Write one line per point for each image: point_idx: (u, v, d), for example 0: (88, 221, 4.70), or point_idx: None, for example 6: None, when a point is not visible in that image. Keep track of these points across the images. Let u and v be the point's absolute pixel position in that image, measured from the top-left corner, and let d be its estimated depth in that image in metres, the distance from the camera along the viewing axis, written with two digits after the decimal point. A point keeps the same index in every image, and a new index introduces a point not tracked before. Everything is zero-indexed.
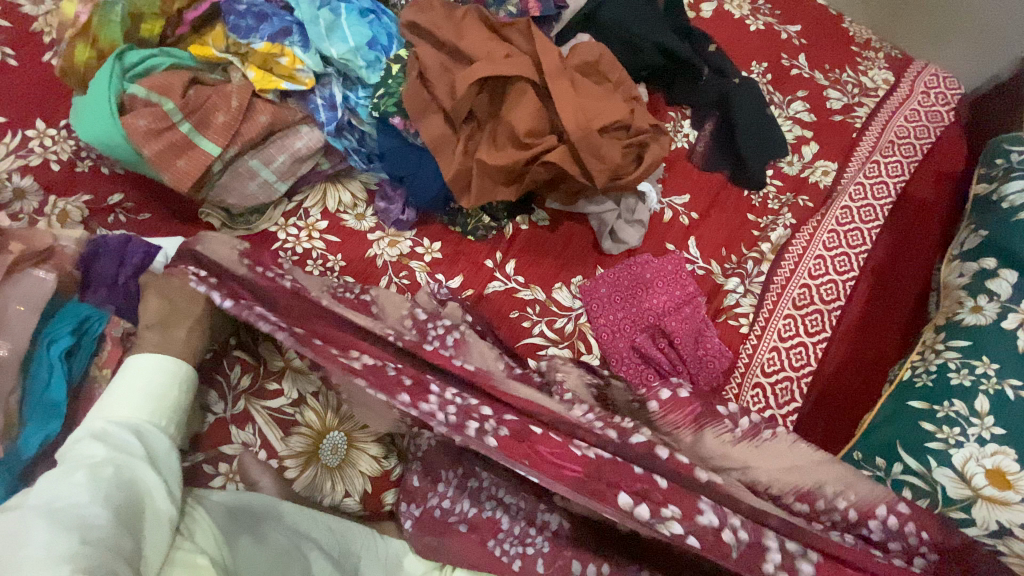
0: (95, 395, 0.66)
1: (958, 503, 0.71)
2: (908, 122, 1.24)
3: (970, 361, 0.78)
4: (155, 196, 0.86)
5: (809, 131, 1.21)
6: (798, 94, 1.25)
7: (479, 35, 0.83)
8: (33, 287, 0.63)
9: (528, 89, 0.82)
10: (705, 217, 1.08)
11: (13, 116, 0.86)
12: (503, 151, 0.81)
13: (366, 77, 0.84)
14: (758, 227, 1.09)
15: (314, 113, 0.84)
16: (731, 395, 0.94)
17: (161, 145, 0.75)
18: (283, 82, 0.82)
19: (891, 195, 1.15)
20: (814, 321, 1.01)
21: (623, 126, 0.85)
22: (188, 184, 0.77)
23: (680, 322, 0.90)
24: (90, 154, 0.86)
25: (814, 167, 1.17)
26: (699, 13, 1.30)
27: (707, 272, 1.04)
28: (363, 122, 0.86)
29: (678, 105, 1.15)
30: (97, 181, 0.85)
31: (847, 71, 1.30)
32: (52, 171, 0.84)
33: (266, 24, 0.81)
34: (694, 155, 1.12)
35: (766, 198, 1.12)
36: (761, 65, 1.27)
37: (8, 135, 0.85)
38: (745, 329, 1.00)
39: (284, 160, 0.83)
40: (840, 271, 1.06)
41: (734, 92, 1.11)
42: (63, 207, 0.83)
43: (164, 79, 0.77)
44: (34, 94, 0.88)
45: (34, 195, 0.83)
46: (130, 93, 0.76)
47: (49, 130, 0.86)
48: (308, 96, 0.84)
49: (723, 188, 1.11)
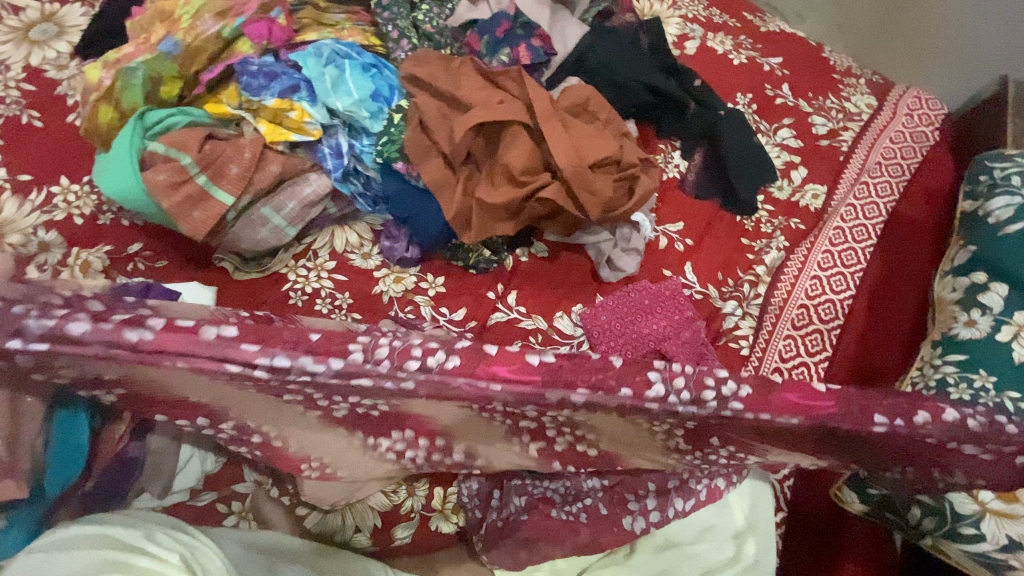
0: (116, 436, 0.70)
1: (968, 519, 0.72)
2: (893, 144, 1.29)
3: (968, 375, 0.79)
4: (171, 245, 0.91)
5: (797, 156, 1.25)
6: (784, 122, 1.30)
7: (474, 83, 0.89)
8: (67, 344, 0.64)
9: (522, 131, 0.86)
10: (700, 242, 1.11)
11: (39, 175, 0.92)
12: (501, 190, 0.85)
13: (369, 127, 0.89)
14: (753, 250, 1.12)
15: (321, 161, 0.89)
16: None
17: (179, 197, 0.80)
18: (292, 134, 0.87)
19: (882, 214, 1.18)
20: (813, 341, 1.04)
21: (614, 162, 0.89)
22: (203, 233, 0.81)
23: (680, 346, 0.92)
24: (111, 208, 0.91)
25: (804, 191, 1.20)
26: (683, 50, 1.36)
27: (704, 296, 1.06)
28: (368, 167, 0.91)
29: (667, 137, 1.20)
30: (117, 232, 0.90)
31: (830, 99, 1.35)
32: (75, 225, 0.89)
33: (275, 82, 0.87)
34: (685, 184, 1.16)
35: (758, 222, 1.15)
36: (746, 96, 1.32)
37: (34, 192, 0.91)
38: (745, 351, 1.02)
39: (294, 206, 0.88)
40: (836, 291, 1.08)
41: (720, 124, 1.16)
42: (85, 257, 0.87)
43: (181, 136, 0.82)
44: (58, 153, 0.94)
45: (58, 247, 0.87)
46: (150, 150, 0.81)
47: (72, 187, 0.92)
48: (316, 145, 0.89)
49: (716, 215, 1.14)
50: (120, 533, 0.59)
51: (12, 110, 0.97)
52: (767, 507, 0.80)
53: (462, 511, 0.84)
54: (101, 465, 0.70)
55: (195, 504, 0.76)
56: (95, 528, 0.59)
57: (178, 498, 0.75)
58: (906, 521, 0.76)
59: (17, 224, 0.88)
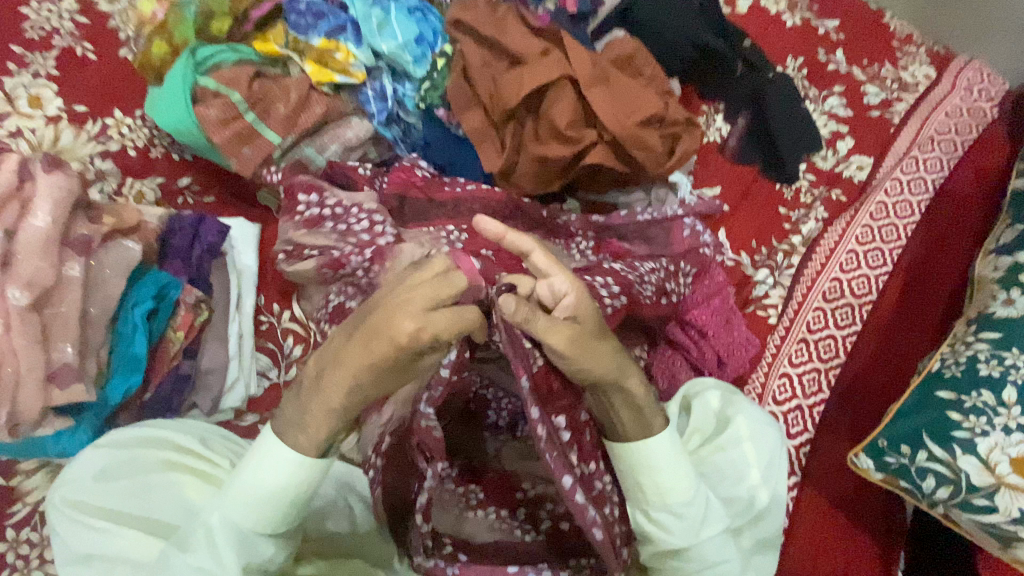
0: (170, 354, 0.73)
1: (981, 490, 0.73)
2: (947, 119, 1.23)
3: (1000, 352, 0.79)
4: (220, 181, 0.95)
5: (845, 126, 1.21)
6: (834, 89, 1.25)
7: (519, 31, 0.88)
8: (121, 255, 0.68)
9: (568, 86, 0.85)
10: (737, 208, 1.10)
11: (96, 107, 0.93)
12: (548, 145, 0.85)
13: (413, 72, 0.89)
14: (790, 220, 1.10)
15: (364, 104, 0.90)
16: (758, 382, 0.98)
17: (228, 133, 0.82)
18: (337, 76, 0.88)
19: (928, 192, 1.15)
20: (843, 314, 1.04)
21: (658, 119, 0.88)
22: (251, 171, 0.84)
23: (708, 313, 0.94)
24: (162, 141, 0.94)
25: (849, 162, 1.17)
26: (735, 8, 1.31)
27: (736, 263, 1.06)
28: (409, 114, 0.92)
29: (711, 100, 1.16)
30: (167, 165, 0.94)
31: (886, 67, 1.29)
32: (129, 155, 0.93)
33: (323, 21, 0.88)
34: (726, 149, 1.14)
35: (798, 191, 1.12)
36: (797, 60, 1.28)
37: (90, 122, 0.92)
38: (773, 320, 1.02)
39: (336, 148, 0.89)
40: (871, 266, 1.07)
41: (767, 88, 1.13)
42: (139, 187, 0.91)
43: (231, 73, 0.84)
44: (114, 87, 0.96)
45: (113, 177, 0.91)
46: (201, 86, 0.84)
47: (126, 119, 0.94)
48: (359, 88, 0.90)
49: (755, 181, 1.12)
50: (180, 438, 0.64)
51: (65, 40, 0.96)
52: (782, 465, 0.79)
53: None
54: (157, 378, 0.72)
55: (240, 424, 0.78)
56: (156, 430, 0.64)
57: (225, 418, 0.77)
58: (919, 489, 0.77)
59: (75, 153, 0.90)
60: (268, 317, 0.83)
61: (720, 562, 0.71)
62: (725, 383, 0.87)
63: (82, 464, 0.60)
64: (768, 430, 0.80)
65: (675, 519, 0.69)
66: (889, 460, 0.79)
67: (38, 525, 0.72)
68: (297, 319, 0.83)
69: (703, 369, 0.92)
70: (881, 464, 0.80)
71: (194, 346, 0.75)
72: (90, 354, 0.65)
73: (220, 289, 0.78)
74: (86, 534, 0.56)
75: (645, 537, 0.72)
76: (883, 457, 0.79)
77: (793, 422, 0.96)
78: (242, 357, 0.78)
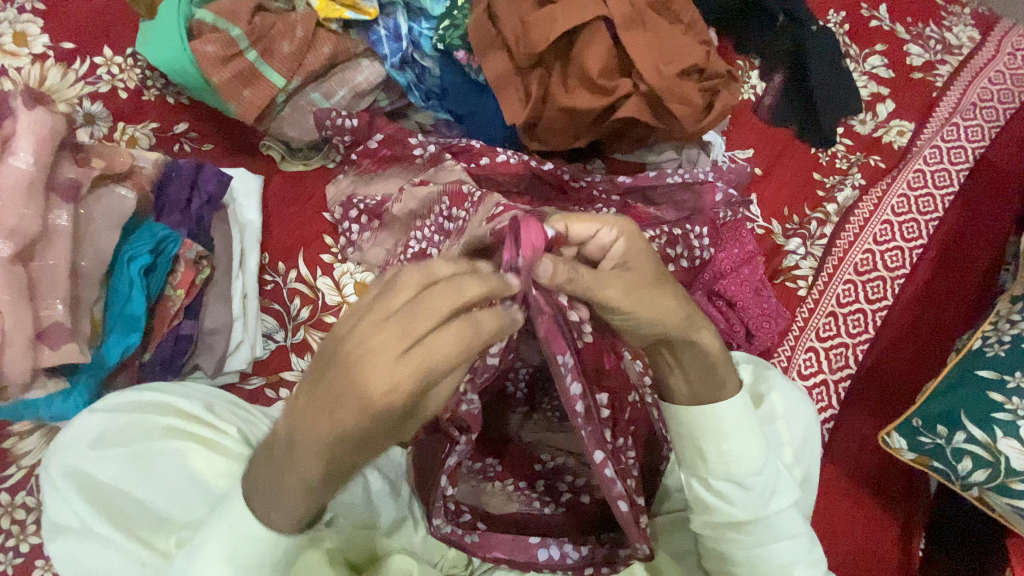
0: (169, 313, 0.68)
1: (1021, 475, 0.70)
2: (993, 84, 1.15)
3: None
4: (219, 129, 0.88)
5: (886, 87, 1.13)
6: (877, 48, 1.17)
7: None
8: (114, 203, 0.62)
9: (601, 30, 0.77)
10: (769, 173, 1.03)
11: (84, 44, 0.85)
12: (577, 96, 0.78)
13: (430, 9, 0.83)
14: (824, 186, 1.04)
15: (376, 45, 0.82)
16: (784, 356, 0.94)
17: (228, 73, 0.75)
18: (346, 12, 0.80)
19: (969, 160, 1.08)
20: (875, 289, 0.99)
21: (696, 70, 0.81)
22: (253, 116, 0.77)
23: (738, 284, 0.89)
24: (155, 83, 0.87)
25: (889, 127, 1.10)
26: None
27: (767, 232, 1.00)
28: (425, 56, 0.84)
29: (746, 55, 1.10)
30: (162, 109, 0.86)
31: (931, 26, 1.20)
32: (120, 97, 0.85)
33: None
34: (760, 109, 1.06)
35: (834, 156, 1.06)
36: (840, 14, 1.19)
37: (77, 61, 0.84)
38: (802, 292, 0.98)
39: (345, 94, 0.83)
40: (907, 238, 1.02)
41: (810, 41, 1.04)
42: (132, 133, 0.84)
43: (230, 5, 0.76)
44: (105, 22, 0.86)
45: (103, 120, 0.84)
46: (197, 19, 0.76)
47: (115, 58, 0.85)
48: (371, 26, 0.83)
49: (790, 145, 1.05)
50: (184, 404, 0.59)
51: None
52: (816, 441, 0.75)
53: None
54: (157, 338, 0.68)
55: (245, 387, 0.75)
56: (157, 394, 0.59)
57: (229, 380, 0.73)
58: (954, 471, 0.75)
59: (62, 94, 0.82)
60: (274, 277, 0.79)
61: (793, 536, 0.63)
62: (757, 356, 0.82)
63: (79, 428, 0.56)
64: (802, 406, 0.75)
65: (740, 491, 0.61)
66: (923, 440, 0.76)
67: (35, 489, 0.70)
68: (305, 280, 0.79)
69: (729, 341, 0.88)
70: (914, 444, 0.77)
71: (195, 305, 0.70)
72: (82, 312, 0.59)
73: (221, 243, 0.72)
74: (81, 501, 0.53)
75: (699, 506, 0.64)
76: (917, 437, 0.76)
77: (817, 398, 0.93)
78: (246, 315, 0.73)
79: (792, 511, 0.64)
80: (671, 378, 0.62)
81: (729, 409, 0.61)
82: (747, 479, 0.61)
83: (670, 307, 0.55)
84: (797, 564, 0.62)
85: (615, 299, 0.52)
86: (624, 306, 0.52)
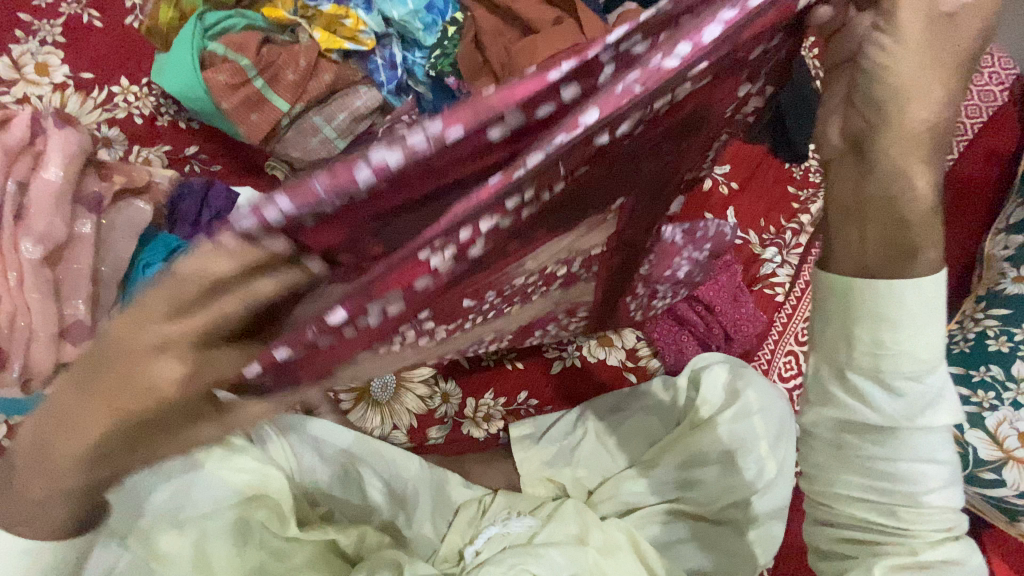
0: None
1: (989, 464, 0.74)
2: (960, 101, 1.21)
3: (1010, 329, 0.79)
4: (226, 150, 0.94)
5: None
6: None
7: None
8: (135, 214, 0.67)
9: None
10: (745, 187, 1.09)
11: (102, 74, 0.92)
12: None
13: (423, 39, 0.89)
14: (799, 200, 1.10)
15: (374, 73, 0.90)
16: (764, 359, 0.98)
17: (237, 99, 0.82)
18: (346, 43, 0.88)
19: None
20: None
21: None
22: (259, 137, 0.84)
23: (717, 290, 0.93)
24: (168, 109, 0.93)
25: None
26: None
27: (745, 242, 1.06)
28: (419, 83, 0.91)
29: None
30: (174, 133, 0.93)
31: None
32: (136, 123, 0.92)
33: None
34: None
35: (809, 170, 1.12)
36: None
37: (96, 90, 0.91)
38: (780, 298, 1.02)
39: (344, 118, 0.87)
40: None
41: None
42: (146, 155, 0.91)
43: (239, 38, 0.83)
44: (123, 55, 0.94)
45: (120, 144, 0.91)
46: (210, 51, 0.83)
47: (132, 87, 0.93)
48: (369, 56, 0.90)
49: (764, 160, 1.11)
50: None
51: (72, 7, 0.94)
52: (788, 443, 0.80)
53: (491, 420, 0.88)
54: None
55: None
56: None
57: None
58: None
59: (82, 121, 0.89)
60: None
61: (934, 461, 0.46)
62: (735, 358, 0.87)
63: None
64: (776, 404, 0.81)
65: (892, 389, 0.45)
66: None
67: None
68: None
69: (709, 345, 0.92)
70: None
71: None
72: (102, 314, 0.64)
73: None
74: (89, 492, 0.60)
75: (823, 397, 0.48)
76: None
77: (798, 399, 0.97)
78: None
79: (943, 436, 0.47)
80: (853, 222, 0.44)
81: (920, 290, 0.43)
82: (896, 379, 0.44)
83: (920, 109, 0.39)
84: (928, 490, 0.46)
85: (905, 31, 0.38)
86: (916, 63, 0.38)
